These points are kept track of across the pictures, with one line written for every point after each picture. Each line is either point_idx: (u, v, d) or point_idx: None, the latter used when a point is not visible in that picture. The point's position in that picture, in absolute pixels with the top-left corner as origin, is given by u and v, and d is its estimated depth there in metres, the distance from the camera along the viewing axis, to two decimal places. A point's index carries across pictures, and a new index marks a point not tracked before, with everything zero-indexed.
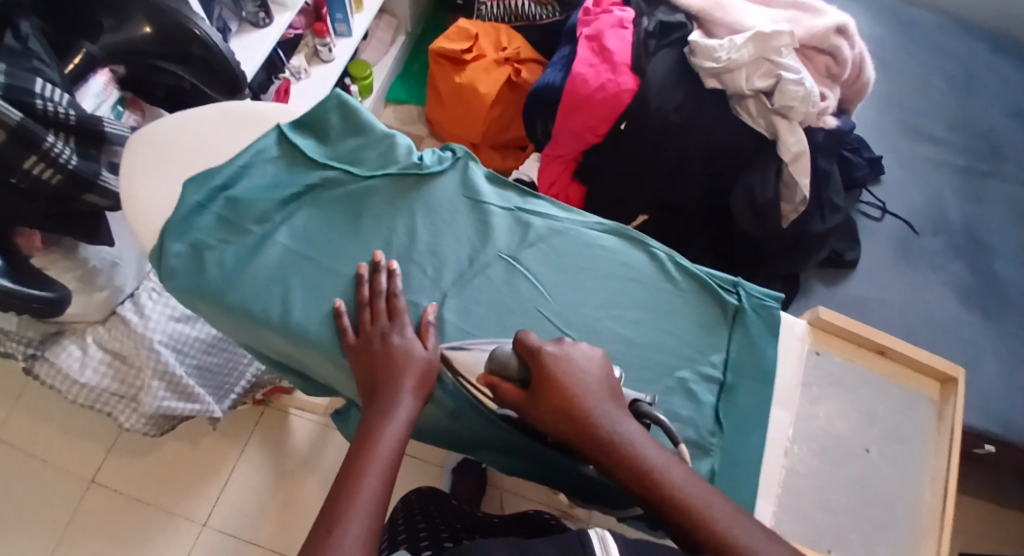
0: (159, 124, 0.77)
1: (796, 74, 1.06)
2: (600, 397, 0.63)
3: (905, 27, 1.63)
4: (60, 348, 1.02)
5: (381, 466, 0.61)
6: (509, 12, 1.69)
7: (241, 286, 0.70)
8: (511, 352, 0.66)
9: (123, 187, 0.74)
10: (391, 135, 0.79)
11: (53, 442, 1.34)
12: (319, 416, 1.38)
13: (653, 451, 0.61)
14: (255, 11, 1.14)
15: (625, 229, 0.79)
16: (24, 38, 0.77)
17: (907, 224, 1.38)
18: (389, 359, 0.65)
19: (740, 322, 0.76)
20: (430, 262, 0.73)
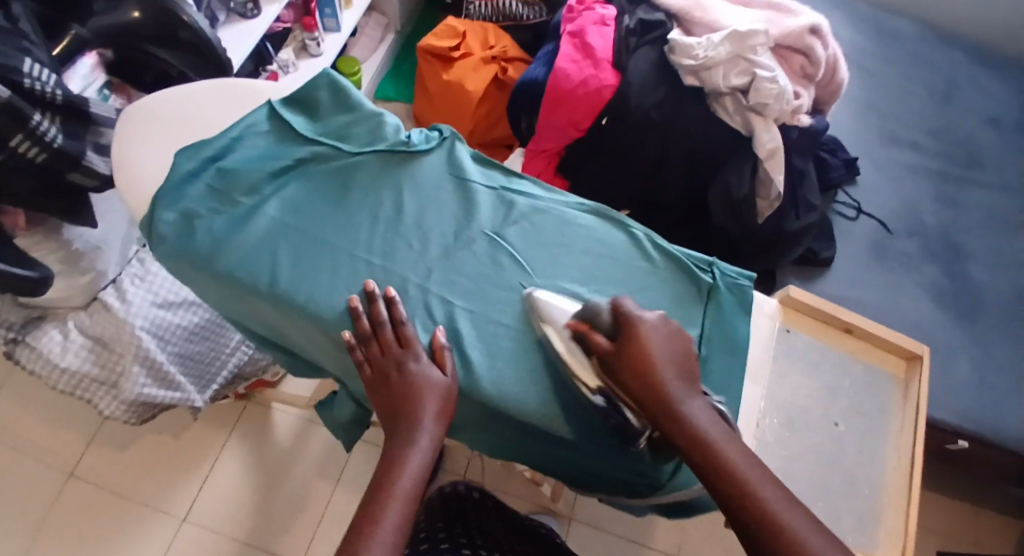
0: (153, 99, 0.78)
1: (771, 72, 1.09)
2: (678, 374, 0.65)
3: (885, 36, 1.68)
4: (41, 333, 1.02)
5: (405, 499, 0.63)
6: (497, 12, 1.73)
7: (229, 251, 0.70)
8: (607, 311, 0.68)
9: (117, 150, 0.75)
10: (380, 114, 0.80)
11: (34, 430, 1.34)
12: (302, 411, 1.38)
13: (720, 433, 0.62)
14: (244, 2, 1.16)
15: (605, 210, 0.80)
16: (15, 19, 0.78)
17: (882, 224, 1.42)
18: (410, 383, 0.65)
19: (714, 299, 0.76)
20: (416, 236, 0.74)
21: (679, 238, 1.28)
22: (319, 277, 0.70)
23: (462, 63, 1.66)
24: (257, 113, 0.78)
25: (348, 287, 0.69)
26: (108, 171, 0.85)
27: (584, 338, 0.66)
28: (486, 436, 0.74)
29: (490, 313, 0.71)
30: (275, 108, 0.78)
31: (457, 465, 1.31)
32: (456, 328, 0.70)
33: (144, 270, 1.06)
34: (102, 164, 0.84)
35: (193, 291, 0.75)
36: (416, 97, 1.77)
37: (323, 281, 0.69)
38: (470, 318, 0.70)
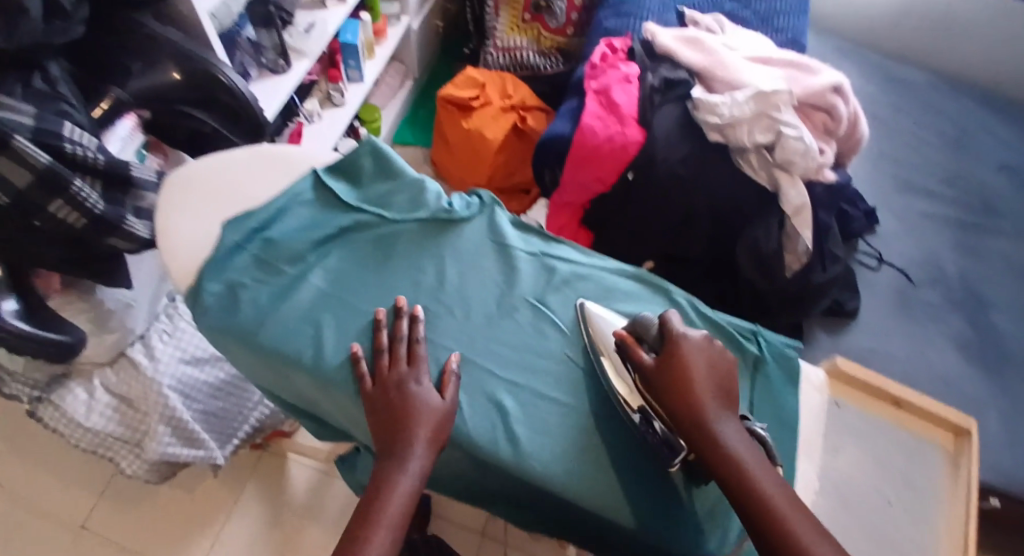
0: (195, 165, 0.80)
1: (795, 130, 1.10)
2: (717, 394, 0.67)
3: (897, 84, 1.68)
4: (66, 391, 1.02)
5: (393, 521, 0.64)
6: (514, 61, 1.75)
7: (272, 322, 0.72)
8: (654, 326, 0.70)
9: (157, 223, 0.77)
10: (421, 180, 0.82)
11: (48, 481, 1.32)
12: (320, 463, 1.37)
13: (757, 464, 0.64)
14: (276, 58, 1.17)
15: (646, 275, 0.81)
16: (54, 81, 0.80)
17: (904, 274, 1.43)
18: (404, 405, 0.67)
19: (762, 372, 0.76)
20: (458, 303, 0.75)
21: (706, 292, 1.29)
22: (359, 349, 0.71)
23: (481, 112, 1.67)
24: (301, 183, 0.81)
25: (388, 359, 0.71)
26: (148, 234, 0.85)
27: (629, 349, 0.69)
28: (518, 510, 0.74)
29: (533, 384, 0.71)
30: (320, 174, 0.82)
31: (471, 519, 1.29)
32: (499, 399, 0.69)
33: (173, 326, 1.09)
34: (141, 227, 0.84)
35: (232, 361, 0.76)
36: (436, 143, 1.79)
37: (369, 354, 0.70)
38: (509, 388, 0.70)
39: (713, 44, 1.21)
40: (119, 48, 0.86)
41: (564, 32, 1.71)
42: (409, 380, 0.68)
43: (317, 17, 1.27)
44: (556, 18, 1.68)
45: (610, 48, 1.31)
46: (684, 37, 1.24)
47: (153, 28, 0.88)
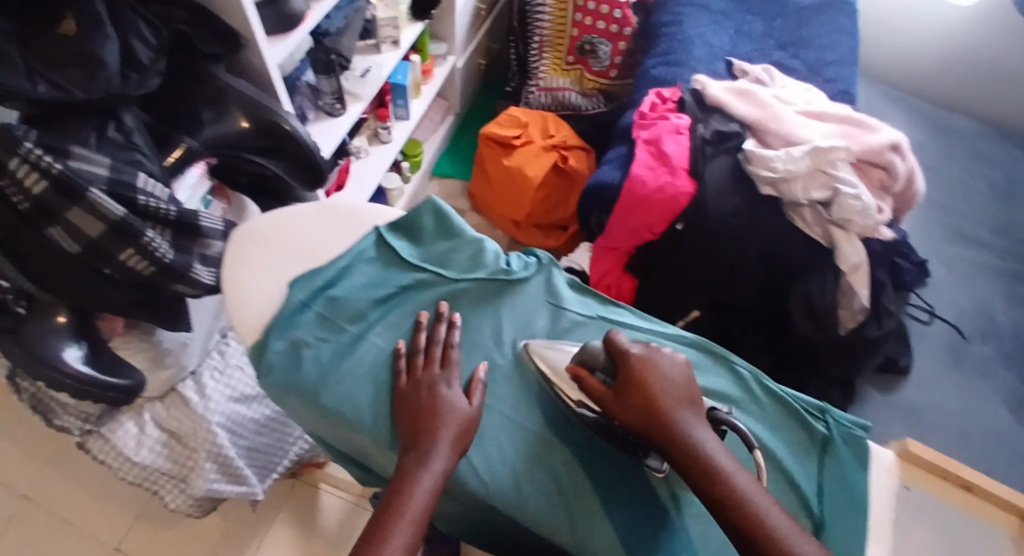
0: (257, 220, 0.84)
1: (853, 189, 1.11)
2: (680, 402, 0.70)
3: (944, 132, 1.68)
4: (117, 425, 1.01)
5: (411, 519, 0.64)
6: (555, 101, 1.78)
7: (334, 382, 0.75)
8: (601, 348, 0.74)
9: (225, 277, 0.80)
10: (481, 240, 0.85)
11: (86, 505, 1.32)
12: (352, 494, 1.37)
13: (723, 459, 0.67)
14: (333, 101, 1.22)
15: (710, 346, 0.86)
16: (128, 131, 0.81)
17: (956, 329, 1.40)
18: (431, 406, 0.71)
19: (831, 451, 0.82)
20: (513, 366, 0.79)
21: (754, 342, 1.28)
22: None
23: (523, 150, 1.67)
24: (364, 241, 0.84)
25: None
26: (211, 280, 0.85)
27: (580, 379, 0.73)
28: None
29: (603, 462, 0.75)
30: (382, 233, 0.84)
31: None
32: (559, 476, 0.73)
33: (224, 364, 1.08)
34: (206, 274, 0.85)
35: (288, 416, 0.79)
36: (476, 179, 1.80)
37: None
38: (570, 465, 0.74)
39: (766, 97, 1.23)
40: (192, 98, 0.89)
41: (607, 75, 1.73)
42: (434, 383, 0.73)
43: (371, 62, 1.32)
44: (600, 61, 1.70)
45: (659, 97, 1.32)
46: (736, 90, 1.26)
47: (222, 77, 0.90)
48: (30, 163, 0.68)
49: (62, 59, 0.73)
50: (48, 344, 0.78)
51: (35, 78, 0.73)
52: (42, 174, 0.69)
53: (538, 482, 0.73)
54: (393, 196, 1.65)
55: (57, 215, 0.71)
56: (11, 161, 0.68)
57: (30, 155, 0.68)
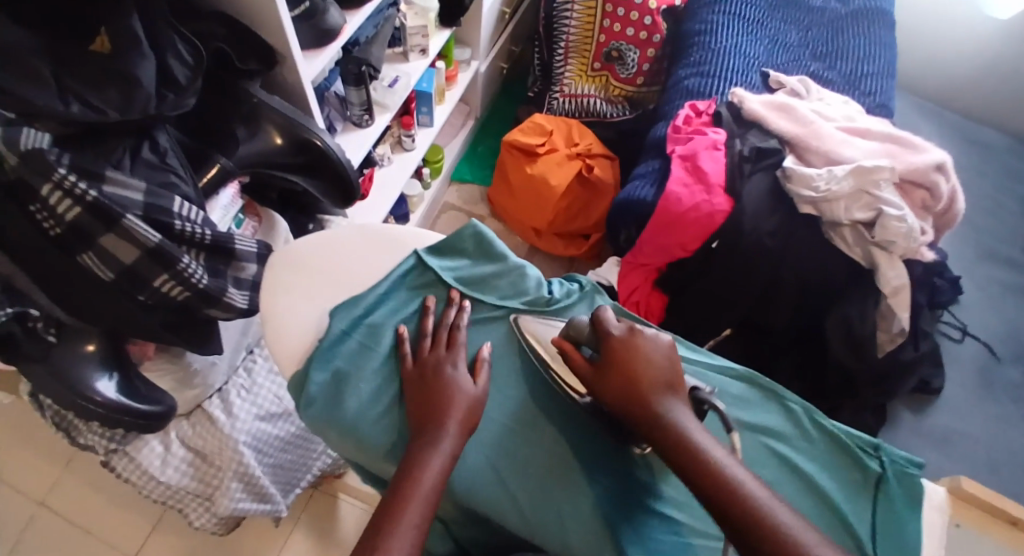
0: (299, 245, 0.84)
1: (898, 210, 1.07)
2: (662, 381, 0.70)
3: (976, 145, 1.64)
4: (143, 443, 0.96)
5: (423, 501, 0.62)
6: (580, 108, 1.73)
7: (375, 419, 0.74)
8: (588, 324, 0.76)
9: (264, 304, 0.80)
10: (523, 266, 0.84)
11: (103, 514, 1.29)
12: (372, 505, 1.31)
13: (696, 430, 0.67)
14: (361, 113, 1.20)
15: (757, 378, 0.84)
16: (163, 152, 0.80)
17: (988, 348, 1.38)
18: (441, 389, 0.71)
19: (883, 490, 0.79)
20: (561, 409, 0.77)
21: (786, 363, 1.25)
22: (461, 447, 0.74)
23: (547, 158, 1.63)
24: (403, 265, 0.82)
25: (494, 467, 0.73)
26: (244, 304, 0.83)
27: (566, 353, 0.75)
28: None
29: (641, 496, 0.74)
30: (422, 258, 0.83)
31: None
32: (606, 514, 0.72)
33: (251, 381, 1.04)
34: (239, 298, 0.83)
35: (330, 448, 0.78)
36: (496, 185, 1.76)
37: (511, 476, 0.73)
38: (618, 505, 0.73)
39: (806, 112, 1.21)
40: (229, 115, 0.89)
41: (634, 82, 1.69)
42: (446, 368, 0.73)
43: (400, 71, 1.33)
44: (627, 68, 1.67)
45: (693, 110, 1.30)
46: (775, 104, 1.24)
47: (257, 93, 0.90)
48: (63, 190, 0.66)
49: (102, 77, 0.73)
50: (79, 372, 0.76)
51: (67, 97, 0.71)
52: (76, 202, 0.67)
53: (582, 517, 0.72)
54: (413, 202, 1.63)
55: (91, 240, 0.69)
56: (45, 187, 0.65)
57: (63, 181, 0.66)
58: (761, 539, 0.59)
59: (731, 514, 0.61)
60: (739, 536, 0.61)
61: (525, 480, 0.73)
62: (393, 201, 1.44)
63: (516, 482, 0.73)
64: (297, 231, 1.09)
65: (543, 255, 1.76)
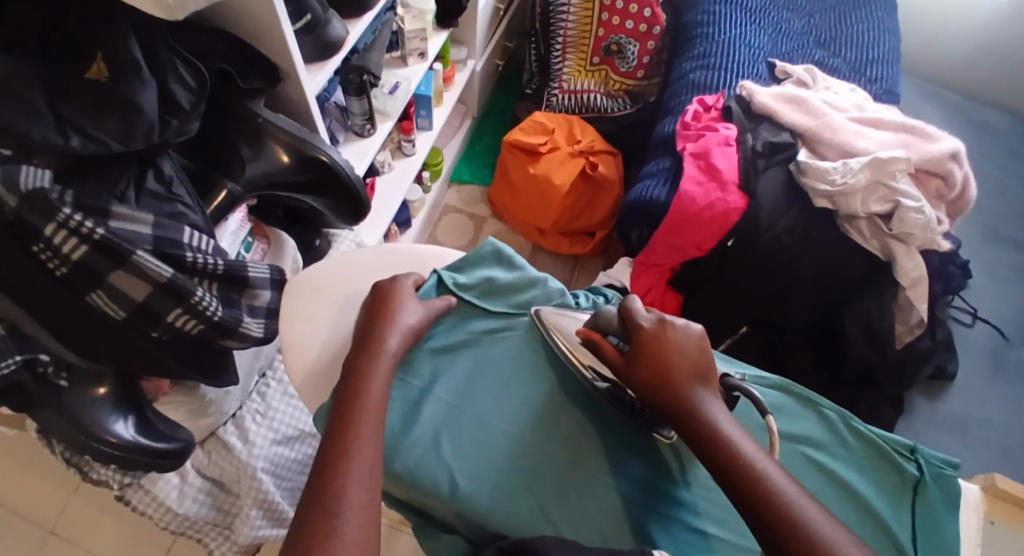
0: (318, 268, 0.85)
1: (916, 202, 1.05)
2: (694, 370, 0.68)
3: (977, 126, 1.63)
4: (159, 475, 0.94)
5: (373, 409, 0.66)
6: (579, 104, 1.70)
7: (406, 450, 0.72)
8: (615, 315, 0.74)
9: (285, 333, 0.80)
10: (545, 278, 0.84)
11: (112, 541, 1.22)
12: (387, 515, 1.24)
13: (728, 423, 0.64)
14: (362, 122, 1.18)
15: (793, 387, 0.83)
16: (169, 180, 0.77)
17: (998, 331, 1.36)
18: (387, 302, 0.76)
19: (922, 494, 0.76)
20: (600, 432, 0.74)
21: (803, 359, 1.23)
22: (495, 471, 0.71)
23: (550, 156, 1.60)
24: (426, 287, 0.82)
25: (535, 492, 0.71)
26: (260, 332, 0.81)
27: (593, 344, 0.73)
28: None
29: (681, 517, 0.72)
30: (442, 277, 0.82)
31: None
32: (648, 535, 0.70)
33: (265, 406, 1.01)
34: (255, 326, 0.80)
35: None
36: (497, 182, 1.71)
37: (550, 502, 0.70)
38: (660, 526, 0.71)
39: (818, 103, 1.19)
40: (232, 134, 0.87)
41: (635, 75, 1.67)
42: (391, 283, 0.79)
43: (401, 76, 1.29)
44: (628, 61, 1.64)
45: (702, 106, 1.28)
46: (785, 96, 1.21)
47: (261, 112, 0.87)
48: (69, 229, 0.62)
49: (102, 107, 0.69)
50: (95, 415, 0.75)
51: (66, 129, 0.68)
52: (83, 241, 0.63)
53: (623, 540, 0.69)
54: (415, 207, 1.59)
55: (99, 279, 0.66)
56: (48, 227, 0.62)
57: (68, 222, 0.62)
58: (786, 536, 0.56)
59: (758, 510, 0.58)
60: (766, 533, 0.58)
61: (564, 503, 0.70)
62: (395, 208, 1.40)
63: (553, 506, 0.70)
64: (304, 248, 1.07)
65: (545, 254, 1.73)
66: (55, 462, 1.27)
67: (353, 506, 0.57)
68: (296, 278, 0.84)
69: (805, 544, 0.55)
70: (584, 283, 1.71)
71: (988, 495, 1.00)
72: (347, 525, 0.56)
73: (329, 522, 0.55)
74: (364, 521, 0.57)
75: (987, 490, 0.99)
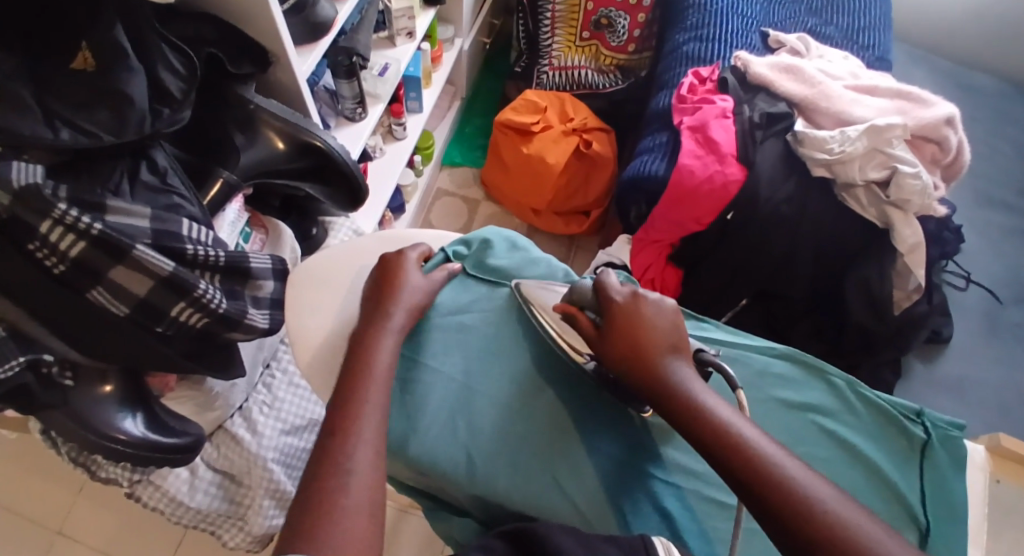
0: (321, 257, 0.85)
1: (913, 167, 1.05)
2: (668, 343, 0.66)
3: (967, 90, 1.62)
4: (168, 470, 0.93)
5: (380, 383, 0.65)
6: (570, 81, 1.68)
7: (419, 435, 0.71)
8: (592, 290, 0.74)
9: (291, 320, 0.79)
10: (549, 260, 0.86)
11: (122, 538, 1.21)
12: (393, 500, 1.25)
13: (703, 391, 0.62)
14: (353, 107, 1.16)
15: (802, 356, 0.82)
16: (164, 173, 0.75)
17: (991, 294, 1.37)
18: (389, 276, 0.76)
19: (930, 457, 0.76)
20: (613, 406, 0.74)
21: (805, 329, 1.24)
22: (503, 445, 0.71)
23: (542, 136, 1.58)
24: (433, 264, 0.83)
25: (554, 468, 0.70)
26: (265, 323, 0.80)
27: (573, 320, 0.73)
28: None
29: (701, 488, 0.71)
30: (448, 253, 0.84)
31: None
32: (664, 504, 0.70)
33: (272, 397, 1.00)
34: (259, 317, 0.80)
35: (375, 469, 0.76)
36: (489, 164, 1.69)
37: (561, 471, 0.70)
38: (675, 494, 0.71)
39: (813, 72, 1.18)
40: (224, 122, 0.85)
41: (625, 49, 1.65)
42: (396, 256, 0.79)
43: (389, 58, 1.27)
44: (618, 35, 1.62)
45: (697, 78, 1.26)
46: (781, 66, 1.20)
47: (253, 98, 0.85)
48: (65, 225, 0.61)
49: (92, 99, 0.67)
50: (101, 414, 0.74)
51: (56, 123, 0.65)
52: (80, 237, 0.62)
53: (643, 513, 0.69)
54: (408, 192, 1.58)
55: (100, 276, 0.64)
56: (43, 224, 0.60)
57: (65, 217, 0.61)
58: (768, 493, 0.54)
59: (738, 467, 0.56)
60: (745, 491, 0.56)
61: (584, 481, 0.70)
62: (389, 194, 1.39)
63: (568, 480, 0.70)
64: (301, 237, 1.05)
65: (541, 234, 1.72)
66: (59, 462, 1.25)
67: (366, 465, 0.58)
68: (298, 268, 0.84)
69: (782, 494, 0.54)
70: (582, 261, 1.71)
71: (993, 454, 1.01)
72: (356, 485, 0.56)
73: (340, 480, 0.56)
74: (373, 488, 0.57)
75: (993, 450, 1.01)
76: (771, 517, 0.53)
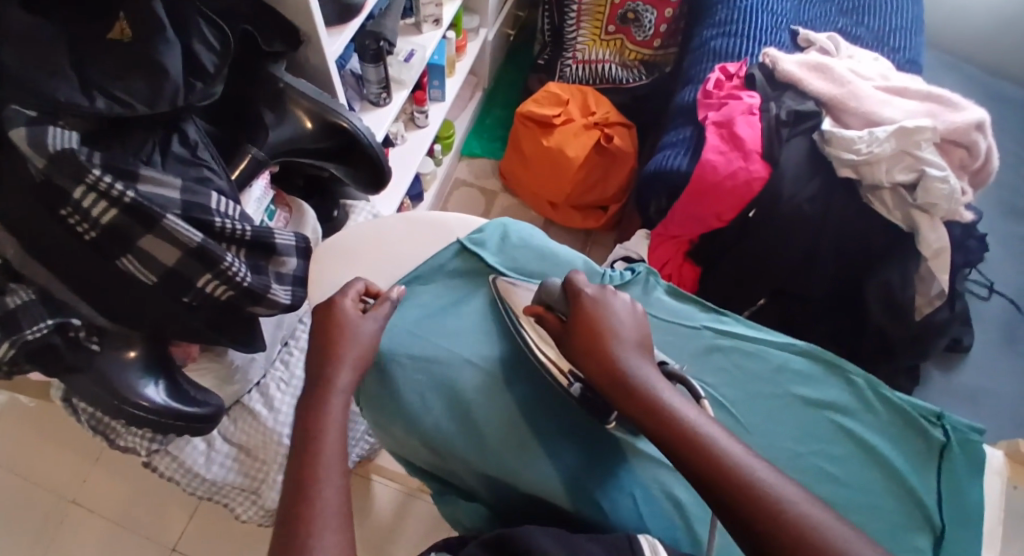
0: (345, 234, 0.86)
1: (941, 171, 1.04)
2: (634, 344, 0.65)
3: (998, 97, 1.61)
4: (185, 442, 0.94)
5: (334, 458, 0.57)
6: (593, 74, 1.67)
7: (433, 411, 0.71)
8: (556, 289, 0.72)
9: (317, 296, 0.81)
10: (570, 254, 0.84)
11: (135, 507, 1.22)
12: (405, 483, 1.25)
13: (668, 392, 0.61)
14: (378, 91, 1.16)
15: (822, 353, 0.79)
16: (195, 145, 0.76)
17: (1014, 304, 1.35)
18: (328, 325, 0.69)
19: (947, 459, 0.73)
20: None
21: (822, 331, 1.23)
22: (511, 425, 0.70)
23: (563, 129, 1.57)
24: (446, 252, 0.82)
25: (559, 459, 0.69)
26: (288, 299, 0.82)
27: (540, 319, 0.71)
28: None
29: None
30: (463, 246, 0.82)
31: None
32: (673, 493, 0.68)
33: (289, 374, 1.01)
34: (282, 292, 0.81)
35: (392, 444, 0.76)
36: (509, 155, 1.69)
37: (564, 451, 0.69)
38: (685, 485, 0.69)
39: (843, 71, 1.17)
40: (256, 99, 0.85)
41: (650, 44, 1.64)
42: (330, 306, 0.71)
43: (415, 44, 1.27)
44: (644, 30, 1.62)
45: (724, 73, 1.26)
46: (810, 64, 1.20)
47: (282, 77, 0.86)
48: (98, 191, 0.63)
49: (127, 70, 0.68)
50: (126, 379, 0.75)
51: (92, 92, 0.66)
52: (112, 203, 0.63)
53: (655, 504, 0.68)
54: (427, 180, 1.58)
55: (130, 243, 0.66)
56: (77, 189, 0.62)
57: (99, 183, 0.62)
58: (734, 497, 0.52)
59: (704, 474, 0.54)
60: (712, 497, 0.54)
61: (593, 475, 0.68)
62: (409, 182, 1.39)
63: (575, 460, 0.69)
64: (323, 219, 1.06)
65: (559, 228, 1.71)
66: (77, 432, 1.27)
67: (334, 442, 0.58)
68: (322, 246, 0.85)
69: (742, 493, 0.52)
70: (597, 256, 1.70)
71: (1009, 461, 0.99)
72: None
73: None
74: None
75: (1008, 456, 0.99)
76: (731, 519, 0.52)
